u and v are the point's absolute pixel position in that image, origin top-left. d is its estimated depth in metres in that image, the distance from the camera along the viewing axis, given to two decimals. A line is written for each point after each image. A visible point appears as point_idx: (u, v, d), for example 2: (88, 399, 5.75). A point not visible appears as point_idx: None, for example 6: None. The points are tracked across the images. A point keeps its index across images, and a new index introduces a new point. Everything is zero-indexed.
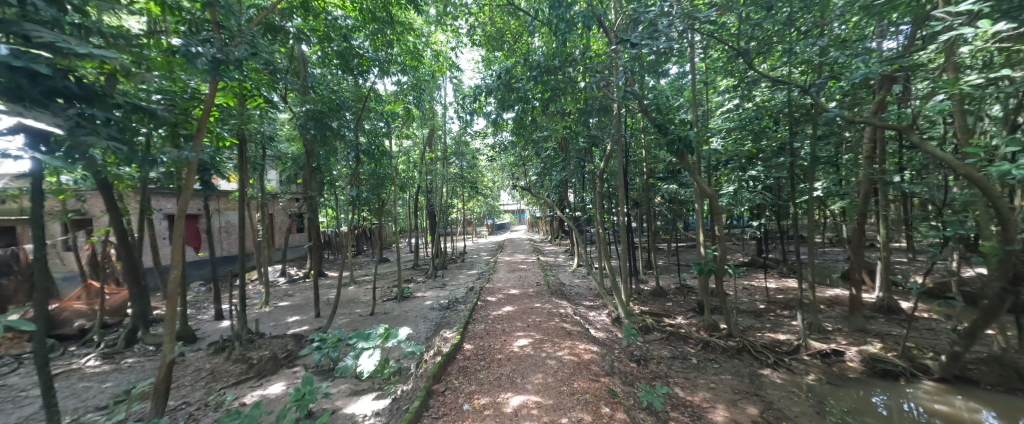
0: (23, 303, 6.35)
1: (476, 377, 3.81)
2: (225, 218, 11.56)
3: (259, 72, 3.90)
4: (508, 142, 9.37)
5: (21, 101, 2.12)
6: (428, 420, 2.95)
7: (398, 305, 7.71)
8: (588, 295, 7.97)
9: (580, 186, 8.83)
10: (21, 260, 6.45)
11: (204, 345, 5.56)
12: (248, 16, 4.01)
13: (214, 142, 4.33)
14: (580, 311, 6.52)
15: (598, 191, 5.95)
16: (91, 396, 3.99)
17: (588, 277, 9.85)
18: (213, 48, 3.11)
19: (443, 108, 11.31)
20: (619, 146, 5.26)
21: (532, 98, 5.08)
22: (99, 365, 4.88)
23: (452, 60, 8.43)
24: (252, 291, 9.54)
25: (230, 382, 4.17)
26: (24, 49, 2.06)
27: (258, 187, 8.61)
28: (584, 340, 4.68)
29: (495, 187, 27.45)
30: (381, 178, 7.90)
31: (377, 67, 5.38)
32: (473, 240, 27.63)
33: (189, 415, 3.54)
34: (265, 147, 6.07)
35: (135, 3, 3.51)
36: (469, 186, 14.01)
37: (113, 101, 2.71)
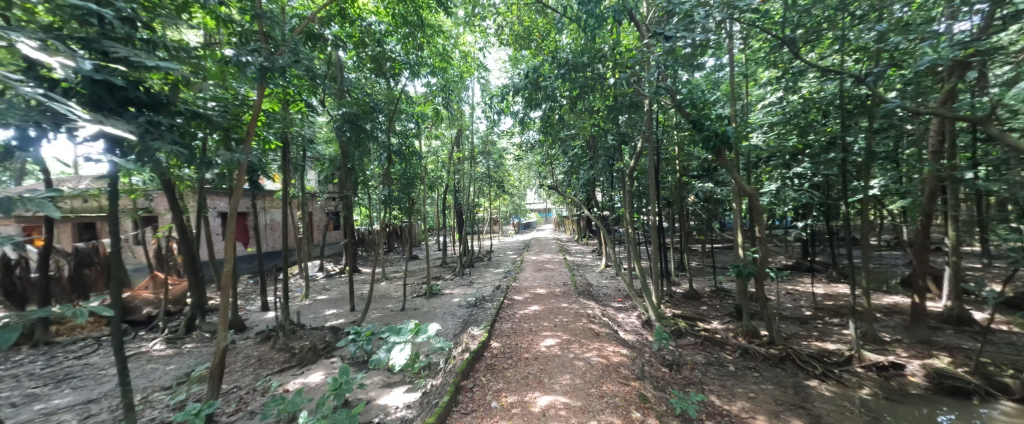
0: (101, 291, 7.13)
1: (503, 375, 3.83)
2: (270, 216, 12.39)
3: (301, 78, 4.13)
4: (535, 141, 9.35)
5: (101, 110, 2.36)
6: (458, 415, 3.01)
7: (427, 301, 7.91)
8: (617, 296, 7.80)
9: (609, 185, 8.66)
10: (100, 253, 7.19)
11: (251, 334, 5.98)
12: (291, 26, 4.25)
13: (262, 145, 4.65)
14: (609, 312, 6.39)
15: (628, 190, 5.79)
16: (158, 377, 4.41)
17: (616, 277, 9.64)
18: (261, 57, 3.35)
19: (471, 108, 11.47)
20: (650, 143, 5.09)
21: (559, 96, 5.04)
22: (162, 349, 5.38)
23: (480, 60, 8.52)
24: (293, 285, 10.16)
25: (275, 370, 4.45)
26: (103, 63, 2.31)
27: (299, 187, 9.15)
28: (613, 342, 4.58)
29: (521, 185, 27.50)
30: (412, 177, 8.14)
31: (408, 70, 5.59)
32: (498, 239, 27.87)
33: (240, 399, 3.82)
34: (305, 150, 6.44)
35: (193, 18, 3.81)
36: (495, 185, 14.13)
37: (176, 109, 2.98)
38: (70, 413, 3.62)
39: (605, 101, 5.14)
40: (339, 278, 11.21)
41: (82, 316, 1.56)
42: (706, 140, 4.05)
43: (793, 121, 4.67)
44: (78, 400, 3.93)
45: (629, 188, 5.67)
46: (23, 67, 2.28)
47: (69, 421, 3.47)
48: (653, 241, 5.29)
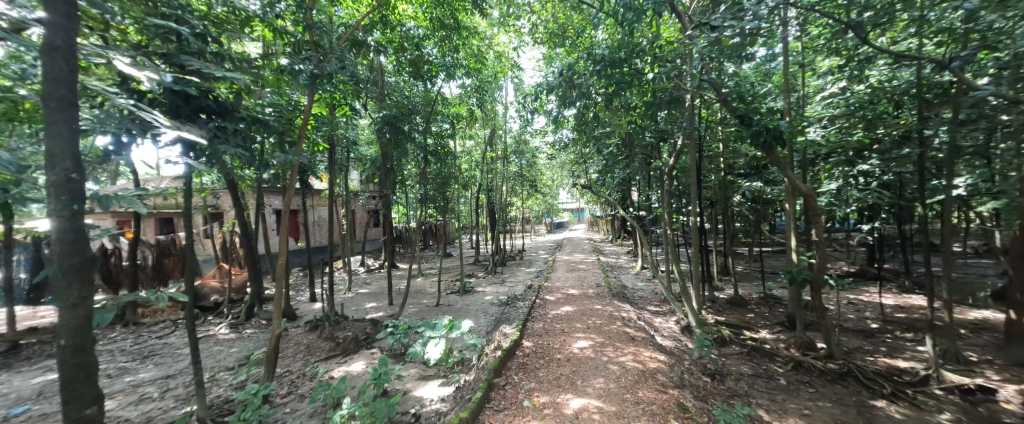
0: (178, 279, 8.00)
1: (536, 375, 3.82)
2: (316, 213, 13.27)
3: (346, 84, 4.37)
4: (568, 139, 9.23)
5: (181, 119, 2.67)
6: (490, 412, 3.04)
7: (460, 298, 8.09)
8: (653, 299, 7.51)
9: (646, 184, 8.35)
10: (177, 244, 8.07)
11: (300, 323, 6.43)
12: (337, 34, 4.50)
13: (312, 147, 4.99)
14: (645, 316, 6.17)
15: (667, 189, 5.54)
16: (222, 358, 4.87)
17: (653, 280, 9.29)
18: (312, 64, 3.59)
19: (504, 108, 11.54)
20: (692, 140, 4.83)
21: (595, 93, 4.90)
22: (225, 334, 5.93)
23: (514, 59, 8.53)
24: (337, 278, 10.81)
25: (322, 357, 4.77)
26: (180, 75, 2.58)
27: (343, 186, 9.70)
28: (650, 348, 4.41)
29: (553, 184, 27.31)
30: (446, 177, 8.34)
31: (444, 72, 5.76)
32: (530, 238, 27.90)
33: (291, 382, 4.12)
34: (349, 151, 6.81)
35: (253, 32, 4.15)
36: (527, 184, 14.13)
37: (240, 115, 3.26)
38: (153, 386, 4.10)
39: (644, 97, 4.95)
40: (378, 274, 11.76)
41: (163, 300, 1.78)
42: (754, 136, 3.79)
43: (859, 113, 4.22)
44: (158, 375, 4.44)
45: (669, 187, 5.43)
46: (118, 81, 2.61)
47: (151, 392, 3.93)
48: (694, 243, 5.03)
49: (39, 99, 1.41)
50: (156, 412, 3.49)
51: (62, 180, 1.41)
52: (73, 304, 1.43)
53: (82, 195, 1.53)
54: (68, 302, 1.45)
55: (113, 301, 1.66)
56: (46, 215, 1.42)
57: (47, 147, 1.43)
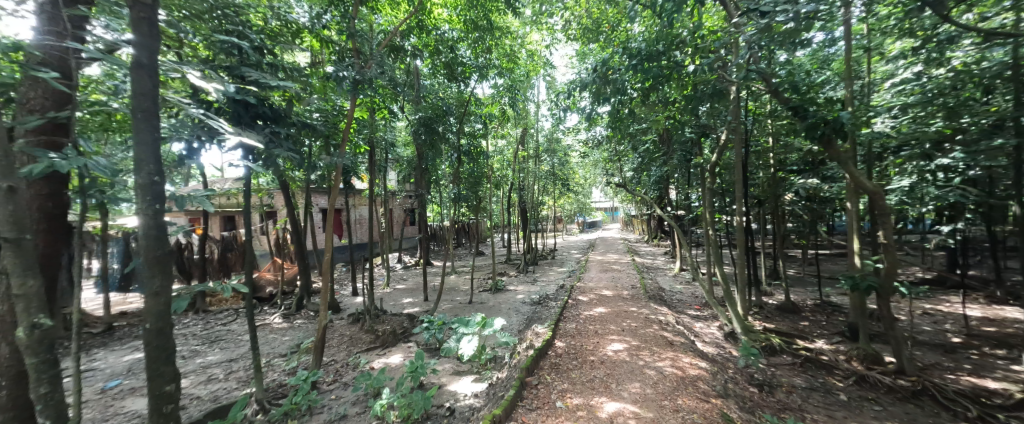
0: (239, 272, 8.76)
1: (569, 375, 3.78)
2: (357, 212, 14.02)
3: (385, 88, 4.56)
4: (602, 136, 9.02)
5: (243, 125, 2.96)
6: (524, 411, 3.05)
7: (493, 296, 8.20)
8: (693, 303, 7.15)
9: (685, 182, 7.95)
10: (238, 240, 8.84)
11: (343, 316, 6.82)
12: (377, 41, 4.71)
13: (355, 149, 5.27)
14: (684, 320, 5.89)
15: (708, 187, 5.25)
16: (276, 346, 5.28)
17: (692, 283, 8.85)
18: (355, 71, 3.80)
19: (536, 107, 11.50)
20: (737, 134, 4.54)
21: (630, 88, 4.73)
22: (278, 323, 6.43)
23: (546, 57, 8.49)
24: (377, 274, 11.37)
25: (363, 349, 5.04)
26: (241, 85, 2.83)
27: (381, 186, 10.16)
28: (690, 354, 4.21)
29: (585, 183, 26.84)
30: (478, 176, 8.47)
31: (477, 73, 5.87)
32: (562, 237, 27.64)
33: (336, 371, 4.39)
34: (387, 153, 7.12)
35: (303, 43, 4.45)
36: (559, 183, 14.00)
37: (291, 121, 3.51)
38: (218, 368, 4.53)
39: (684, 91, 4.73)
40: (413, 270, 12.19)
41: (226, 291, 1.98)
42: (808, 129, 3.50)
43: (938, 100, 3.71)
44: (222, 359, 4.90)
45: (711, 185, 5.14)
46: (190, 93, 2.91)
47: (217, 374, 4.34)
48: (739, 244, 4.73)
49: (129, 111, 1.58)
50: (221, 392, 3.85)
51: (147, 183, 1.59)
52: (158, 294, 1.59)
53: (163, 196, 1.71)
54: (151, 291, 1.61)
55: (188, 289, 1.94)
56: (135, 213, 1.60)
57: (135, 154, 1.61)
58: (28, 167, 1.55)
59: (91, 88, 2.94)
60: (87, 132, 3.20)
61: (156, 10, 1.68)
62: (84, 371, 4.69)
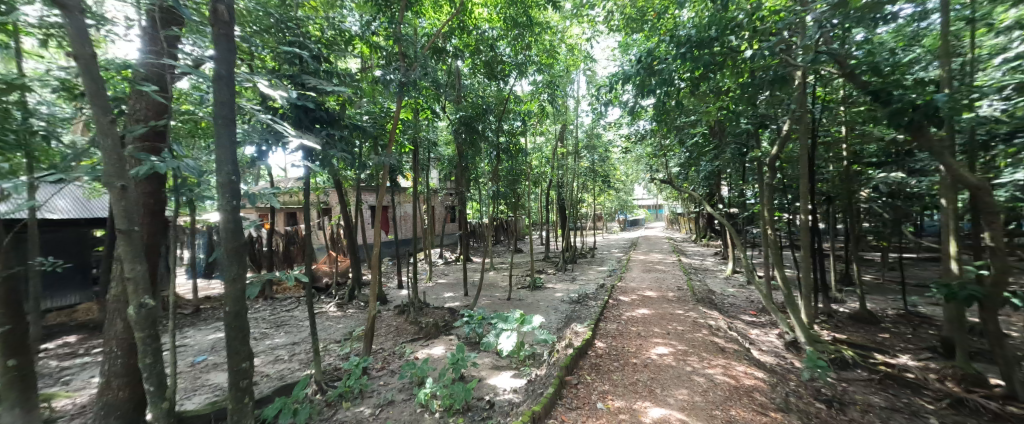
0: (300, 263, 9.57)
1: (610, 377, 3.69)
2: (401, 209, 14.72)
3: (429, 89, 4.73)
4: (646, 130, 8.66)
5: (304, 129, 3.27)
6: (563, 409, 3.03)
7: (532, 293, 8.23)
8: (747, 308, 6.63)
9: (740, 178, 7.38)
10: (298, 234, 9.66)
11: (390, 307, 7.21)
12: (421, 44, 4.90)
13: (402, 149, 5.55)
14: (737, 326, 5.49)
15: (767, 183, 4.83)
16: (331, 332, 5.71)
17: (747, 287, 8.21)
18: (400, 73, 3.99)
19: (575, 102, 11.29)
20: (802, 124, 4.11)
21: (678, 79, 4.47)
22: (332, 312, 6.95)
23: (587, 51, 8.29)
24: (420, 269, 11.88)
25: (408, 339, 5.29)
26: (302, 91, 3.11)
27: (424, 185, 10.58)
28: (744, 362, 3.91)
29: (626, 179, 25.97)
30: (517, 173, 8.51)
31: (516, 70, 5.89)
32: (602, 235, 27.03)
33: (383, 359, 4.65)
34: (430, 152, 7.39)
35: (355, 49, 4.74)
36: (600, 180, 13.64)
37: (344, 124, 3.78)
38: (283, 350, 5.00)
39: (739, 79, 4.38)
40: (453, 266, 12.55)
41: (290, 280, 2.17)
42: (890, 116, 3.08)
43: None
44: (287, 342, 5.40)
45: (771, 181, 4.72)
46: (261, 100, 3.24)
47: (283, 355, 4.80)
48: (804, 245, 4.30)
49: (212, 117, 1.77)
50: (286, 371, 4.25)
51: (226, 181, 1.77)
52: (235, 282, 1.75)
53: (240, 193, 1.89)
54: (230, 277, 1.79)
55: (258, 276, 2.16)
56: (218, 209, 1.79)
57: (217, 156, 1.79)
58: (138, 169, 1.82)
59: (184, 100, 3.37)
60: (180, 138, 3.67)
61: (232, 27, 1.84)
62: (178, 346, 5.41)
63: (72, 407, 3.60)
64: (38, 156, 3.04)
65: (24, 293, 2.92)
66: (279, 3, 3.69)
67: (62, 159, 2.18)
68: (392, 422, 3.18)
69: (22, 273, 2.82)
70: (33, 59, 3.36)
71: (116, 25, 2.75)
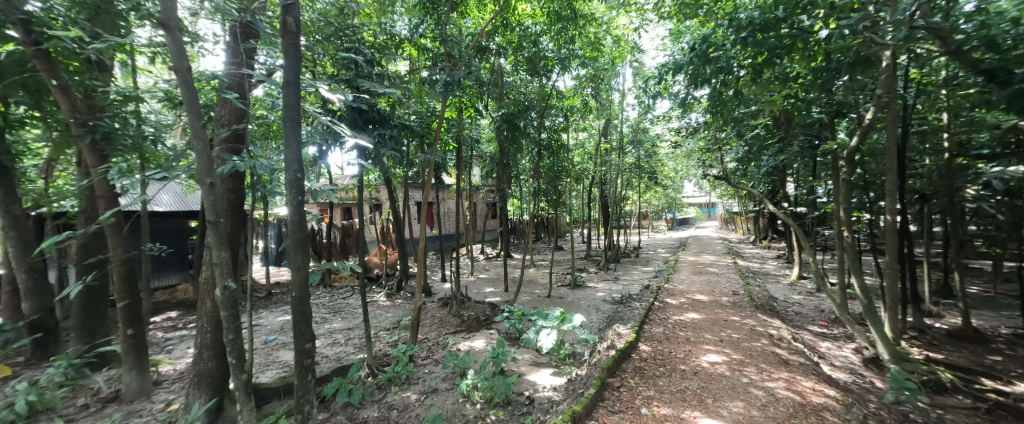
0: (355, 254, 10.33)
1: (656, 382, 3.54)
2: (445, 206, 15.27)
3: (472, 87, 4.84)
4: (699, 123, 8.12)
5: (359, 129, 3.53)
6: (605, 411, 2.96)
7: (572, 292, 8.14)
8: (815, 318, 5.98)
9: (809, 174, 6.65)
10: (353, 227, 10.41)
11: (435, 299, 7.53)
12: (465, 43, 5.01)
13: (447, 147, 5.77)
14: (803, 337, 4.98)
15: (842, 179, 4.30)
16: (381, 320, 6.09)
17: (815, 294, 7.41)
18: (446, 73, 4.10)
19: (620, 96, 10.88)
20: (889, 111, 3.60)
21: (736, 67, 4.13)
22: (382, 301, 7.41)
23: (634, 41, 7.94)
24: (463, 263, 12.27)
25: (451, 331, 5.48)
26: (357, 93, 3.33)
27: (467, 181, 10.86)
28: (812, 377, 3.53)
29: (675, 176, 24.60)
30: (558, 170, 8.44)
31: (559, 65, 5.81)
32: (647, 234, 25.95)
33: (428, 348, 4.86)
34: (473, 149, 7.57)
35: (405, 52, 4.99)
36: (645, 176, 13.04)
37: (394, 124, 3.99)
38: (340, 334, 5.43)
39: (811, 62, 3.93)
40: (494, 262, 12.79)
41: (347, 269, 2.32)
42: (1009, 99, 2.59)
43: None
44: (343, 326, 5.87)
45: (848, 177, 4.20)
46: (321, 105, 3.52)
47: (339, 339, 5.21)
48: (889, 250, 3.79)
49: (281, 120, 1.90)
50: (342, 354, 4.62)
51: (292, 178, 1.88)
52: (299, 271, 1.88)
53: (304, 190, 2.01)
54: (295, 266, 1.92)
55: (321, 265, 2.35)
56: (285, 204, 1.91)
57: (286, 155, 1.91)
58: (222, 168, 2.06)
59: (259, 105, 3.74)
60: (256, 140, 4.10)
61: (299, 36, 1.95)
62: (254, 325, 6.11)
63: (174, 372, 4.22)
64: (149, 157, 3.58)
65: (137, 273, 3.43)
66: (337, 12, 3.98)
67: (166, 159, 2.52)
68: (437, 409, 3.31)
69: (137, 257, 3.34)
70: (145, 74, 3.94)
71: (205, 41, 3.14)
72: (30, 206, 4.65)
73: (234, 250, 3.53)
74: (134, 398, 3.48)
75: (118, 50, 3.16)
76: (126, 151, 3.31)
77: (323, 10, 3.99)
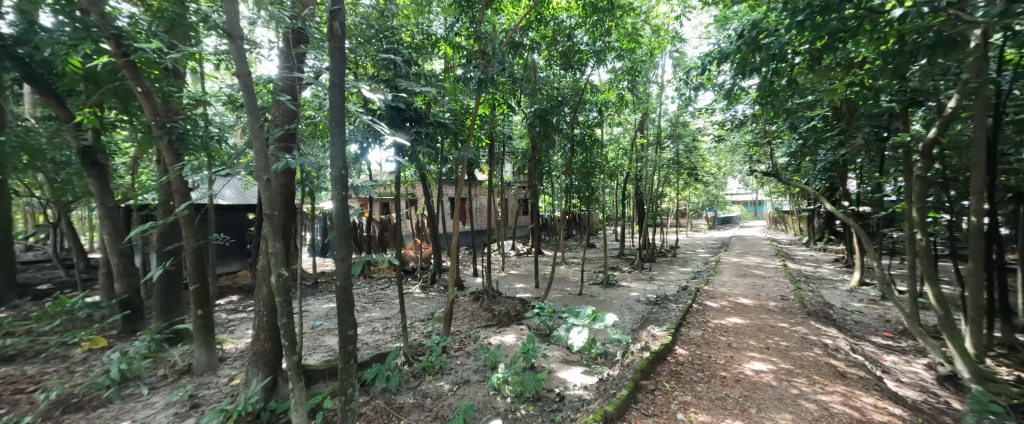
0: (391, 247, 10.80)
1: (693, 388, 3.39)
2: (477, 201, 15.55)
3: (506, 84, 4.85)
4: (745, 116, 7.62)
5: (397, 127, 3.73)
6: (638, 414, 2.88)
7: (605, 290, 8.00)
8: (878, 328, 5.43)
9: (875, 169, 6.01)
10: (390, 221, 10.86)
11: (467, 293, 7.70)
12: (499, 40, 5.05)
13: (480, 143, 5.89)
14: (863, 349, 4.54)
15: (915, 175, 3.85)
16: (416, 311, 6.35)
17: (879, 303, 6.71)
18: (480, 71, 4.15)
19: (659, 89, 10.43)
20: (977, 97, 3.16)
21: (792, 53, 3.79)
22: (417, 293, 7.72)
23: (674, 31, 7.58)
24: (494, 259, 12.44)
25: (482, 324, 5.61)
26: (396, 93, 3.48)
27: (499, 178, 10.97)
28: (873, 393, 3.19)
29: (717, 172, 23.25)
30: (592, 166, 8.27)
31: (594, 58, 5.67)
32: (686, 233, 24.83)
33: (460, 341, 4.99)
34: (505, 145, 7.62)
35: (440, 50, 5.13)
36: (684, 172, 12.45)
37: (428, 121, 4.12)
38: (378, 323, 5.73)
39: (883, 45, 3.52)
40: (525, 258, 12.84)
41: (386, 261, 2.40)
42: None
43: None
44: (381, 315, 6.18)
45: (923, 173, 3.75)
46: (362, 104, 3.70)
47: (378, 327, 5.49)
48: (973, 255, 3.35)
49: (328, 121, 1.95)
50: (381, 341, 4.87)
51: (337, 175, 1.92)
52: (344, 262, 1.92)
53: (348, 185, 2.04)
54: (340, 257, 1.97)
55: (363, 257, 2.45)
56: (330, 199, 1.94)
57: (331, 152, 1.96)
58: (277, 164, 2.21)
59: (307, 106, 3.99)
60: (305, 139, 4.39)
61: (343, 40, 2.01)
62: (303, 311, 6.60)
63: (235, 350, 4.66)
64: (214, 156, 3.96)
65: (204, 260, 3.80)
66: (378, 15, 4.16)
67: (229, 157, 2.76)
68: (468, 400, 3.40)
69: (206, 245, 3.71)
70: (212, 80, 4.33)
71: (262, 48, 3.39)
72: (120, 199, 5.31)
73: (286, 241, 3.80)
74: (203, 371, 3.89)
75: (190, 59, 3.50)
76: (196, 149, 3.68)
77: (366, 14, 4.20)
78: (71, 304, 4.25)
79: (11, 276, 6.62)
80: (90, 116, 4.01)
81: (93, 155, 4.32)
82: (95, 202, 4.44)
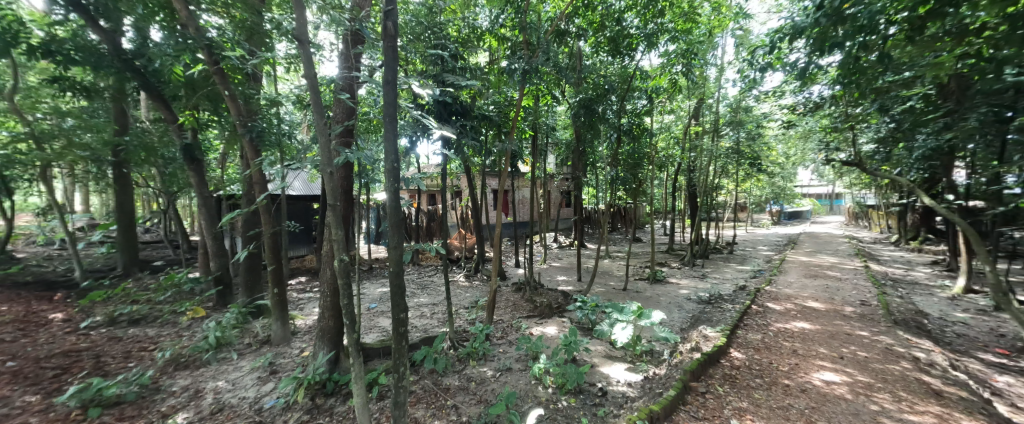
0: (438, 237, 11.31)
1: (750, 394, 3.16)
2: (520, 193, 15.63)
3: (550, 74, 4.77)
4: (822, 98, 6.78)
5: (444, 121, 3.95)
6: (685, 415, 2.76)
7: (651, 287, 7.70)
8: (988, 344, 4.61)
9: (992, 157, 5.04)
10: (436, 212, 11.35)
11: (509, 284, 7.85)
12: (544, 29, 4.97)
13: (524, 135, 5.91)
14: (966, 368, 3.88)
15: None
16: (461, 299, 6.61)
17: (990, 314, 5.69)
18: (524, 61, 4.09)
19: (718, 71, 9.60)
20: None
21: (883, 23, 3.29)
22: (462, 282, 8.03)
23: (738, 6, 6.89)
24: (537, 251, 12.48)
25: (524, 315, 5.68)
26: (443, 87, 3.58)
27: (542, 170, 10.92)
28: (977, 416, 2.74)
29: (786, 161, 20.93)
30: (640, 156, 7.89)
31: (645, 43, 5.40)
32: (746, 229, 22.77)
33: (503, 329, 5.11)
34: (549, 137, 7.53)
35: (486, 42, 5.16)
36: (744, 162, 11.43)
37: (473, 114, 4.21)
38: (427, 308, 6.05)
39: (1012, 6, 2.91)
40: (567, 251, 12.72)
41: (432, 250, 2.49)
42: None
43: None
44: (429, 301, 6.53)
45: None
46: (412, 100, 3.86)
47: (426, 312, 5.80)
48: None
49: (382, 116, 2.00)
50: (428, 326, 5.14)
51: (389, 167, 1.97)
52: (395, 250, 1.99)
53: (400, 178, 2.08)
54: (393, 246, 2.03)
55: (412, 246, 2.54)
56: (383, 191, 1.99)
57: (385, 146, 2.00)
58: (337, 159, 2.37)
59: (365, 103, 4.23)
60: (362, 134, 4.67)
61: (397, 39, 2.02)
62: (360, 294, 7.20)
63: (304, 326, 5.20)
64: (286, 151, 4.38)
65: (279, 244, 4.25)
66: (427, 12, 4.29)
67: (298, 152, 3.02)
68: (510, 387, 3.48)
69: (280, 232, 4.12)
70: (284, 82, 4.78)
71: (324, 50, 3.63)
72: (212, 190, 6.11)
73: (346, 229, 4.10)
74: (279, 342, 4.40)
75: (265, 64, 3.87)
76: (271, 145, 4.10)
77: (416, 11, 4.34)
78: (178, 279, 5.02)
79: (135, 254, 7.98)
80: (191, 118, 4.65)
81: (192, 152, 5.00)
82: (194, 192, 5.16)
